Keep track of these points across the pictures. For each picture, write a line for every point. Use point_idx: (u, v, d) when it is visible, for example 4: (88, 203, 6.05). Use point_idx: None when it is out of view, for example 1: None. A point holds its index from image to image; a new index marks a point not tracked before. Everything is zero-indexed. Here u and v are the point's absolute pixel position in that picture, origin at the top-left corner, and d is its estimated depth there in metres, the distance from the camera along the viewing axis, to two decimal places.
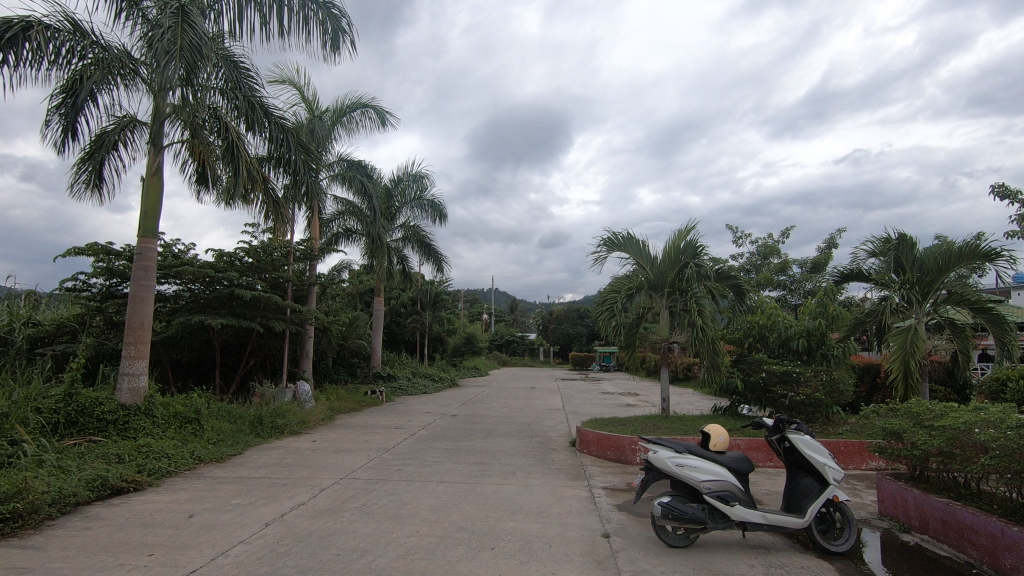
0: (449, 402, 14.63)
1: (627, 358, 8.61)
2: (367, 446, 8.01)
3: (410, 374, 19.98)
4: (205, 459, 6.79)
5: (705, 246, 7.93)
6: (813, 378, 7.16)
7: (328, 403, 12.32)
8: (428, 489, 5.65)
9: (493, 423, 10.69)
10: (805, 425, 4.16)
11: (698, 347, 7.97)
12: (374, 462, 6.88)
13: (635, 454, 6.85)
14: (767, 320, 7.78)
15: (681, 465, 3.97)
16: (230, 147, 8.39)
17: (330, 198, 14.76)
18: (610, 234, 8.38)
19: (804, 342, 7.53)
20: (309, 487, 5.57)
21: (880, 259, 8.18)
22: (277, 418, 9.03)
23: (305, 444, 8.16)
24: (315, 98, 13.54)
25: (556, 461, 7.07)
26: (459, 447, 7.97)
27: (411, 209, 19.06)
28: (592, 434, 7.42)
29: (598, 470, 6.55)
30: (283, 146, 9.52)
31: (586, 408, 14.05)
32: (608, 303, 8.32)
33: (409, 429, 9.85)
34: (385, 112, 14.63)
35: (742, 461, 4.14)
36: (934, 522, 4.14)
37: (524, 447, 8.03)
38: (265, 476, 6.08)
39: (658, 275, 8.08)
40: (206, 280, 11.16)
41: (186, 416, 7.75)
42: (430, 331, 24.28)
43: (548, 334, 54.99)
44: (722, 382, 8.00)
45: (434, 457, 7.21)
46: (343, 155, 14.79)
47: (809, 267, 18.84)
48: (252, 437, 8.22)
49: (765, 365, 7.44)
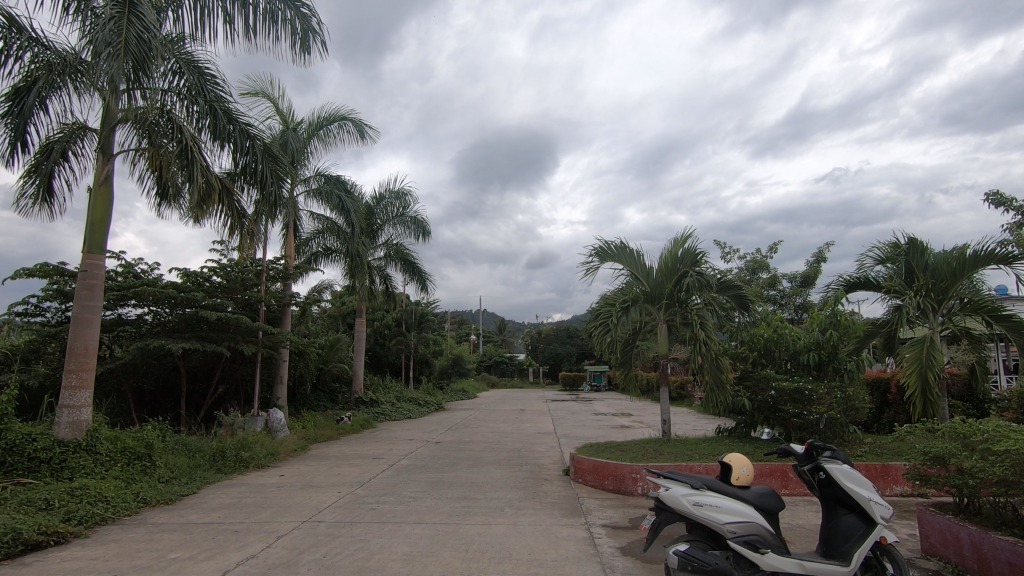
0: (434, 428, 13.85)
1: (623, 377, 7.95)
2: (340, 481, 7.24)
3: (395, 398, 19.17)
4: (151, 502, 5.99)
5: (705, 253, 7.37)
6: (826, 395, 6.62)
7: (303, 432, 11.49)
8: (402, 533, 4.90)
9: (480, 451, 9.94)
10: (841, 451, 3.52)
11: (700, 364, 7.35)
12: (345, 500, 6.11)
13: (637, 484, 6.18)
14: (773, 333, 7.27)
15: (700, 504, 3.31)
16: (185, 150, 7.64)
17: (307, 214, 14.03)
18: (602, 244, 7.80)
19: (814, 356, 6.99)
20: (263, 535, 4.80)
21: (889, 266, 7.73)
22: (242, 450, 8.22)
23: (271, 480, 7.36)
24: (289, 110, 12.98)
25: (549, 494, 6.36)
26: (441, 480, 7.21)
27: (394, 227, 18.45)
28: (589, 462, 6.73)
29: (596, 504, 5.85)
30: (250, 154, 8.80)
31: (578, 430, 13.34)
32: (602, 317, 7.68)
33: (388, 459, 9.06)
34: (363, 125, 14.10)
35: (770, 496, 3.49)
36: (997, 565, 3.51)
37: (513, 477, 7.33)
38: (215, 522, 5.30)
39: (654, 286, 7.50)
40: (170, 302, 10.39)
41: (136, 450, 6.93)
42: (415, 353, 23.48)
43: (537, 355, 54.19)
44: (727, 402, 7.31)
45: (412, 493, 6.44)
46: (321, 170, 14.12)
47: (799, 281, 18.47)
48: (210, 474, 7.40)
49: (774, 383, 6.85)
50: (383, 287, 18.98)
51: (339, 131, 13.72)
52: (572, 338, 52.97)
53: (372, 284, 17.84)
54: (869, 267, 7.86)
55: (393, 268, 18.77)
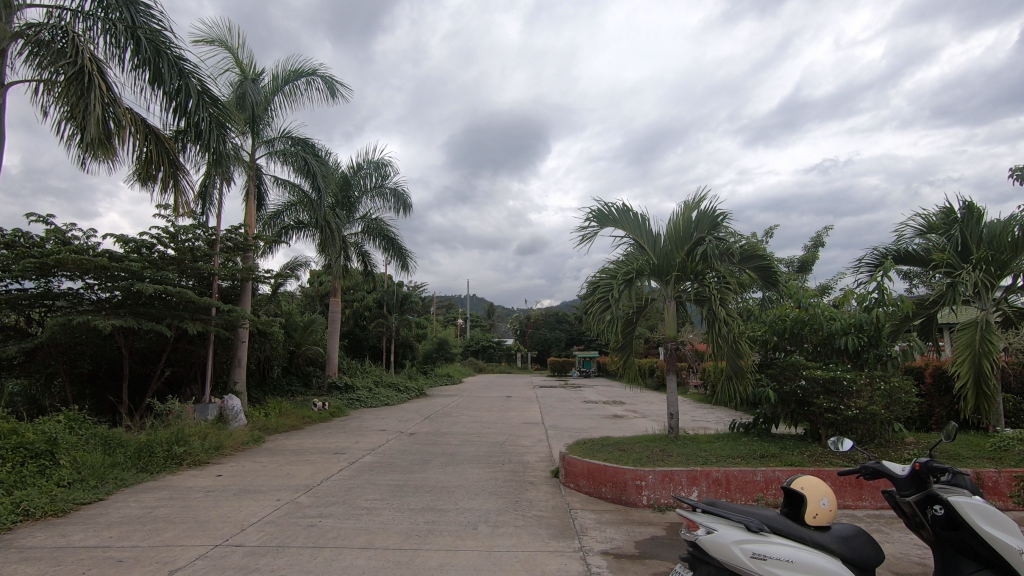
0: (411, 416, 12.70)
1: (622, 365, 6.78)
2: (286, 484, 6.05)
3: (372, 382, 17.98)
4: (35, 515, 4.76)
5: (725, 217, 6.14)
6: (867, 387, 5.55)
7: (262, 422, 10.30)
8: (342, 564, 3.73)
9: (457, 444, 8.79)
10: (964, 475, 2.40)
11: (716, 348, 6.16)
12: (281, 512, 4.91)
13: (641, 494, 5.08)
14: (802, 312, 6.02)
15: (761, 557, 2.20)
16: (82, 75, 5.76)
17: (270, 179, 12.63)
18: (601, 206, 6.60)
19: (853, 340, 5.78)
20: (153, 569, 3.61)
21: (937, 237, 6.52)
22: (175, 445, 6.99)
23: (203, 483, 6.15)
24: (250, 61, 11.56)
25: (534, 504, 5.22)
26: (407, 483, 6.04)
27: (372, 200, 17.10)
28: (582, 465, 5.62)
29: (593, 519, 4.73)
30: (184, 98, 7.20)
31: (567, 421, 12.26)
32: (600, 292, 6.46)
33: (350, 455, 7.87)
34: (335, 82, 12.71)
35: (861, 541, 2.35)
36: None
37: (492, 480, 6.20)
38: (100, 547, 4.08)
39: (662, 256, 6.33)
40: (104, 273, 9.00)
41: (32, 448, 5.65)
42: (397, 336, 22.24)
43: (525, 340, 53.17)
44: (746, 393, 6.19)
45: (367, 502, 5.26)
46: (287, 131, 12.70)
47: (796, 265, 17.46)
48: (130, 475, 6.17)
49: (805, 371, 5.73)
50: (360, 265, 17.69)
51: (307, 88, 12.33)
52: (560, 324, 51.85)
53: (347, 262, 16.49)
54: (907, 238, 6.78)
55: (371, 244, 17.44)
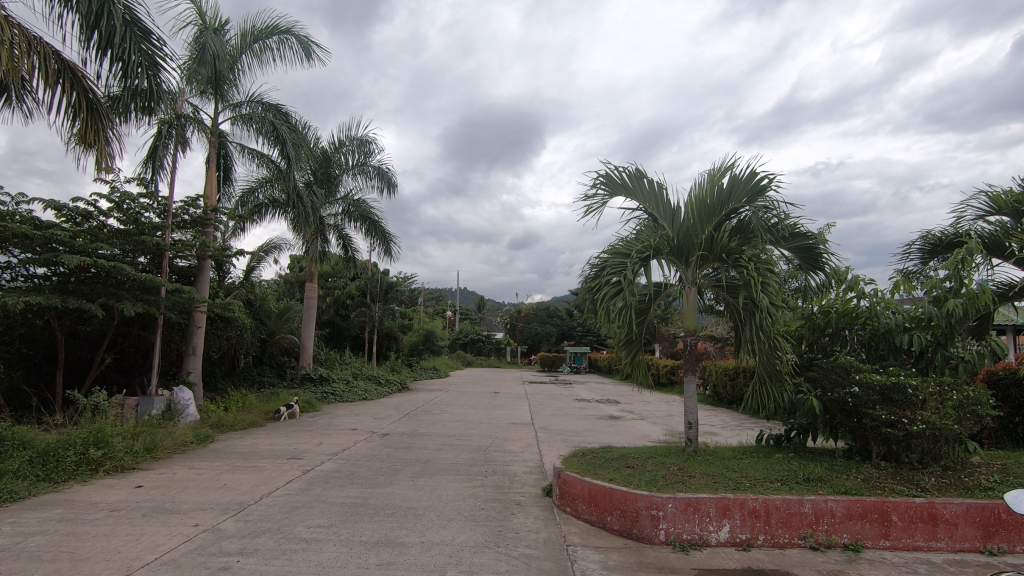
0: (388, 413, 11.52)
1: (629, 362, 5.67)
2: (217, 501, 4.89)
3: (351, 375, 16.80)
4: None
5: (766, 183, 5.01)
6: (938, 396, 4.46)
7: (217, 418, 9.15)
8: None
9: (434, 449, 7.65)
10: None
11: (748, 345, 5.02)
12: (188, 546, 3.75)
13: (657, 527, 4.00)
14: (855, 303, 4.92)
15: None
16: None
17: (236, 147, 11.36)
18: (610, 171, 5.46)
19: (919, 339, 4.68)
20: None
21: (1010, 219, 5.45)
22: (92, 448, 5.81)
23: (114, 497, 4.98)
24: (213, 12, 10.29)
25: (522, 537, 4.10)
26: (365, 503, 4.89)
27: (353, 178, 15.85)
28: (581, 486, 4.52)
29: (596, 563, 3.63)
30: (106, 24, 5.84)
31: (559, 421, 11.14)
32: (606, 274, 5.30)
33: (307, 461, 6.72)
34: (310, 43, 11.43)
35: None
36: None
37: (471, 499, 5.07)
38: None
39: (684, 232, 5.22)
40: (27, 242, 7.74)
41: None
42: (380, 326, 20.99)
43: (516, 334, 52.10)
44: (782, 400, 5.09)
45: (306, 531, 4.11)
46: (256, 94, 11.42)
47: None
48: (24, 486, 5.00)
49: (859, 375, 4.63)
50: (341, 249, 16.46)
51: (279, 48, 11.07)
52: (552, 318, 50.77)
53: (326, 245, 15.22)
54: (966, 221, 5.76)
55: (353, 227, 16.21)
